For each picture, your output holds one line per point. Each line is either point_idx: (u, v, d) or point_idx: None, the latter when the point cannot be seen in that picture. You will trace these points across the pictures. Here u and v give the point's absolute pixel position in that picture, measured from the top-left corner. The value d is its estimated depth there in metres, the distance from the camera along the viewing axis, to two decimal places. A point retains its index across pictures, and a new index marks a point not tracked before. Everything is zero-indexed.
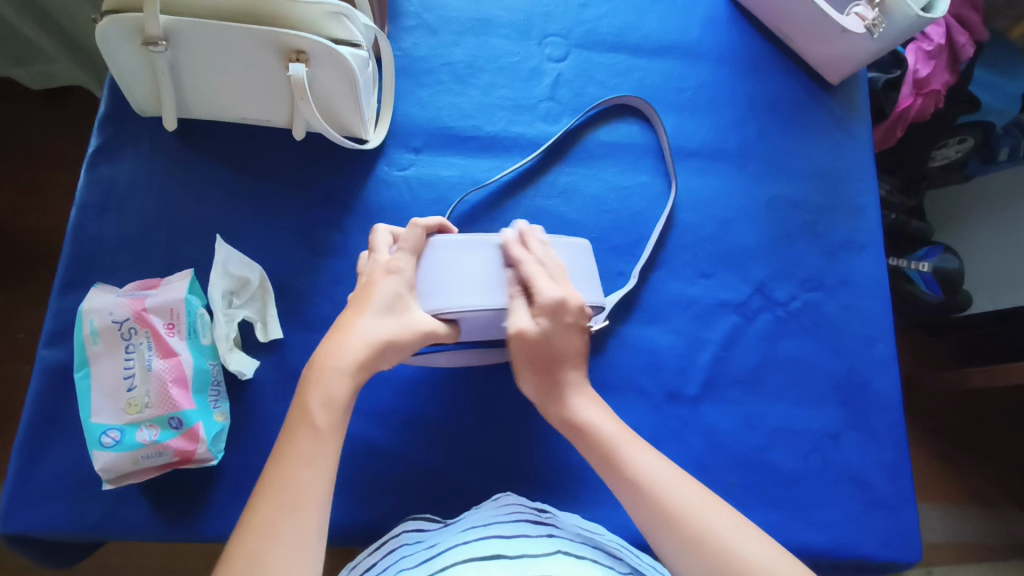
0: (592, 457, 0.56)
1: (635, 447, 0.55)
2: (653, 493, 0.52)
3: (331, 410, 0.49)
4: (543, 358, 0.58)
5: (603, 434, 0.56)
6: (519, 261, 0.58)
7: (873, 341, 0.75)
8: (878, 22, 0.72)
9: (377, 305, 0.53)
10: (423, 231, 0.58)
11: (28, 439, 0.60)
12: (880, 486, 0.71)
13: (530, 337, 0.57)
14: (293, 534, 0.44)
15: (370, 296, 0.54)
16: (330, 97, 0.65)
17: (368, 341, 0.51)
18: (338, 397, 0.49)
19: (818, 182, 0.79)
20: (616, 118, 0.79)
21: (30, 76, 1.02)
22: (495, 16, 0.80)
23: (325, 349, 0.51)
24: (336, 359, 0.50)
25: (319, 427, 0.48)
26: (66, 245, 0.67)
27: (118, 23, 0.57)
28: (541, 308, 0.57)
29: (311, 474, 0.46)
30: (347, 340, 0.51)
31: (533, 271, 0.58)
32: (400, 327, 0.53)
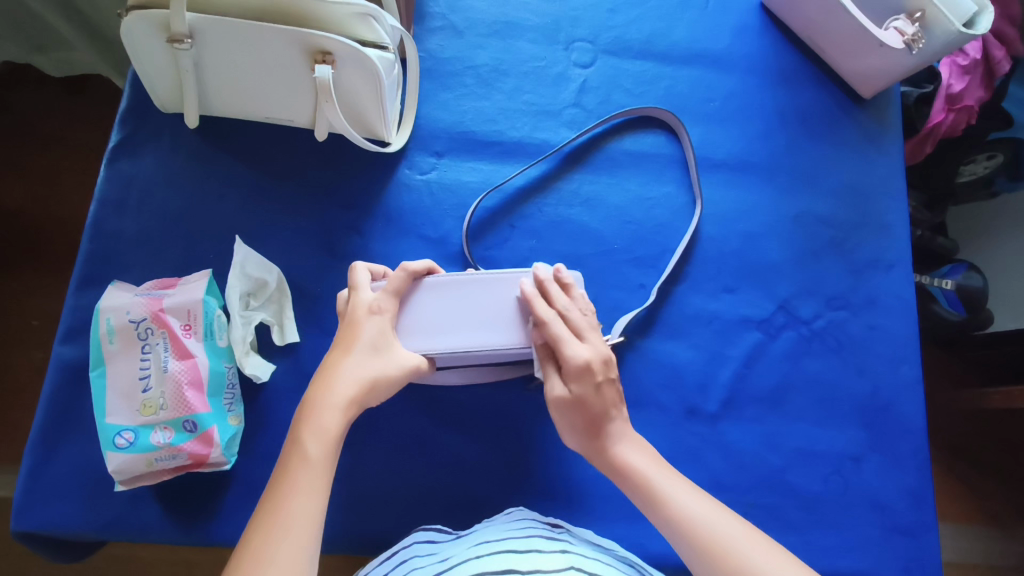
0: (633, 496, 0.53)
1: (672, 480, 0.52)
2: (690, 527, 0.48)
3: (325, 441, 0.48)
4: (583, 417, 0.55)
5: (641, 474, 0.53)
6: (546, 321, 0.55)
7: (899, 363, 0.73)
8: (918, 37, 0.70)
9: (363, 344, 0.53)
10: (410, 275, 0.56)
11: (41, 436, 0.60)
12: (902, 512, 0.69)
13: (567, 401, 0.54)
14: (288, 562, 0.42)
15: (355, 338, 0.53)
16: (354, 99, 0.64)
17: (359, 378, 0.51)
18: (332, 429, 0.49)
19: (847, 198, 0.78)
20: (641, 128, 0.77)
21: (51, 65, 1.01)
22: (522, 19, 0.78)
23: (314, 387, 0.51)
24: (328, 395, 0.50)
25: (310, 457, 0.47)
26: (84, 240, 0.66)
27: (144, 19, 0.56)
28: (572, 373, 0.54)
29: (307, 503, 0.45)
30: (336, 379, 0.51)
31: (562, 333, 0.55)
32: (388, 365, 0.53)
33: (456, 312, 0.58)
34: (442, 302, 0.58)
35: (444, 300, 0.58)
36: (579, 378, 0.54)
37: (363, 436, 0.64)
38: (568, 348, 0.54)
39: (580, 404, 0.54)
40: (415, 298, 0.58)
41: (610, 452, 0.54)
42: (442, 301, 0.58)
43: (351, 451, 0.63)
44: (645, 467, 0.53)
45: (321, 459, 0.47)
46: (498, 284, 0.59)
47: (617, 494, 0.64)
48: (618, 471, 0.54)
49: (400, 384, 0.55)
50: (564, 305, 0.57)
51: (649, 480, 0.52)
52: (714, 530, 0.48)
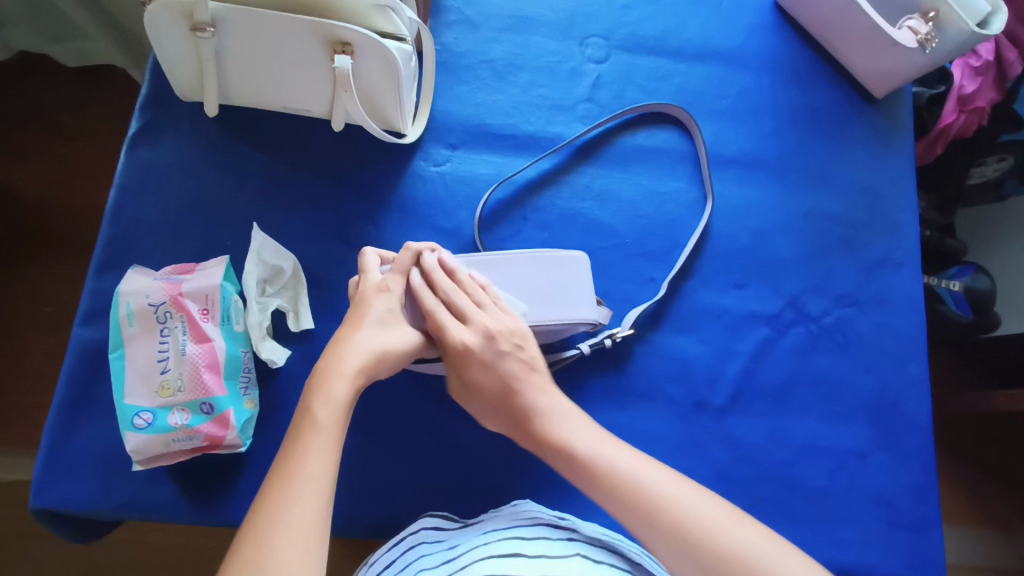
0: (562, 467, 0.54)
1: (593, 440, 0.54)
2: (633, 490, 0.51)
3: (335, 409, 0.49)
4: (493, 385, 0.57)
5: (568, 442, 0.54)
6: (433, 312, 0.57)
7: (906, 361, 0.74)
8: (932, 37, 0.71)
9: (372, 319, 0.55)
10: (415, 255, 0.59)
11: (61, 416, 0.61)
12: (907, 508, 0.70)
13: (477, 384, 0.57)
14: (302, 520, 0.43)
15: (364, 314, 0.55)
16: (372, 90, 0.65)
17: (367, 351, 0.53)
18: (340, 397, 0.50)
19: (857, 197, 0.78)
20: (654, 123, 0.78)
21: (66, 54, 1.02)
22: (538, 14, 0.79)
23: (324, 358, 0.52)
24: (337, 365, 0.51)
25: (320, 423, 0.48)
26: (104, 225, 0.67)
27: (167, 7, 0.57)
28: (468, 356, 0.56)
29: (318, 467, 0.46)
30: (344, 349, 0.52)
31: (447, 319, 0.57)
32: (397, 340, 0.55)
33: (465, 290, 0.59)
34: (450, 281, 0.59)
35: (451, 279, 0.60)
36: (482, 366, 0.57)
37: (376, 422, 0.65)
38: (463, 330, 0.57)
39: (473, 385, 0.57)
40: (421, 278, 0.59)
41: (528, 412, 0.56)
42: (449, 281, 0.60)
43: (363, 437, 0.64)
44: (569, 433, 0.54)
45: (332, 426, 0.48)
46: (497, 264, 0.63)
47: None
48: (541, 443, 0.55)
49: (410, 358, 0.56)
50: (447, 289, 0.58)
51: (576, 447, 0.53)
52: (655, 486, 0.51)
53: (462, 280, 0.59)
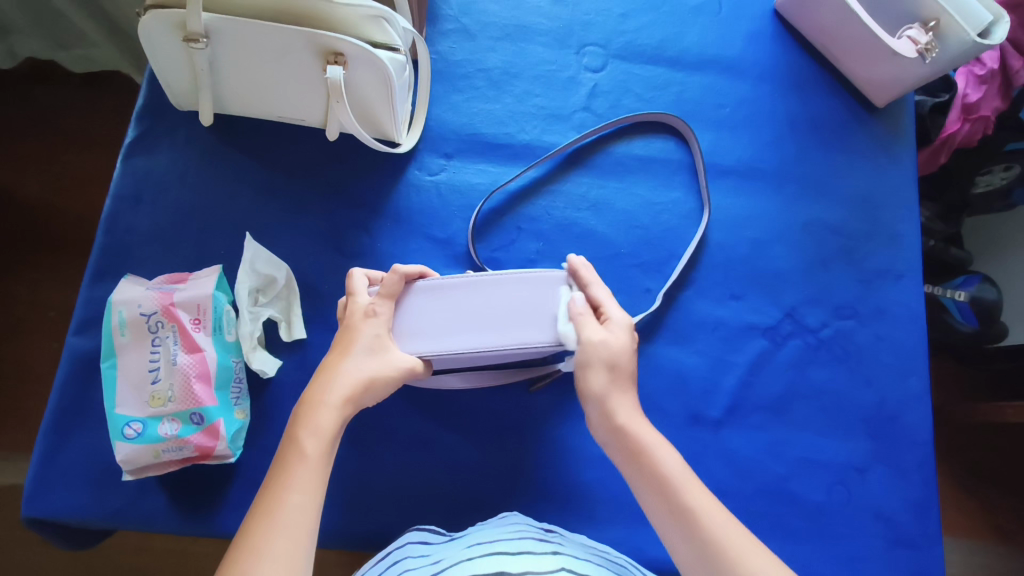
0: (646, 494, 0.52)
1: (696, 487, 0.51)
2: (713, 542, 0.47)
3: (320, 438, 0.49)
4: (627, 372, 0.56)
5: (669, 475, 0.51)
6: (588, 285, 0.58)
7: (906, 374, 0.73)
8: (932, 47, 0.70)
9: (360, 347, 0.54)
10: (402, 278, 0.57)
11: (53, 424, 0.61)
12: (907, 524, 0.69)
13: (609, 348, 0.55)
14: (284, 552, 0.43)
15: (353, 340, 0.55)
16: (364, 100, 0.65)
17: (356, 379, 0.53)
18: (327, 426, 0.50)
19: (856, 206, 0.77)
20: (650, 132, 0.77)
21: (71, 61, 1.02)
22: (534, 22, 0.79)
23: (314, 386, 0.52)
24: (326, 395, 0.51)
25: (309, 455, 0.48)
26: (99, 234, 0.67)
27: (161, 18, 0.58)
28: (613, 325, 0.56)
29: (305, 500, 0.46)
30: (333, 379, 0.52)
31: (603, 296, 0.58)
32: (384, 367, 0.54)
33: (448, 314, 0.58)
34: (435, 305, 0.58)
35: (438, 302, 0.58)
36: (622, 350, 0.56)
37: (367, 434, 0.65)
38: (610, 312, 0.57)
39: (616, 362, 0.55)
40: (409, 302, 0.58)
41: (629, 436, 0.53)
42: (436, 304, 0.58)
43: (355, 449, 0.64)
44: (668, 462, 0.52)
45: (320, 456, 0.48)
46: (487, 284, 0.58)
47: (618, 496, 0.65)
48: (629, 458, 0.53)
49: (388, 389, 0.55)
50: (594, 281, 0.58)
51: (662, 472, 0.51)
52: (735, 542, 0.47)
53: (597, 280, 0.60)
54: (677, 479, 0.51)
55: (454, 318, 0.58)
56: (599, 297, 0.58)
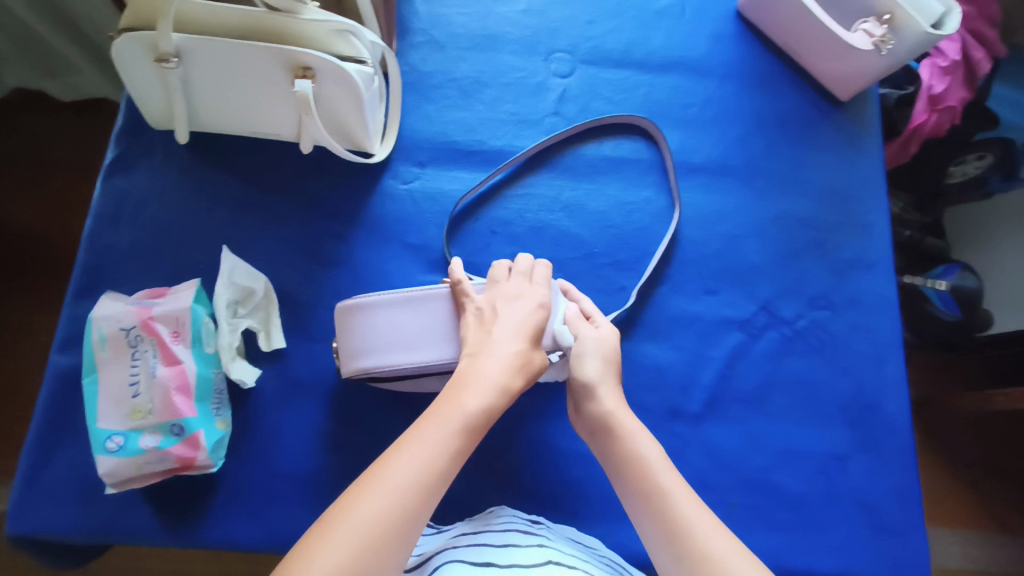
0: (617, 469, 0.54)
1: (669, 471, 0.53)
2: (668, 507, 0.50)
3: (487, 414, 0.52)
4: (615, 366, 0.59)
5: (643, 452, 0.54)
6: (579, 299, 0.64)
7: (882, 362, 0.74)
8: (887, 39, 0.72)
9: (510, 334, 0.56)
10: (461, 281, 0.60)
11: (38, 442, 0.62)
12: (890, 511, 0.69)
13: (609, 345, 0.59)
14: (403, 512, 0.45)
15: (527, 324, 0.57)
16: (335, 112, 0.66)
17: (514, 363, 0.54)
18: (496, 409, 0.52)
19: (826, 199, 0.79)
20: (620, 134, 0.79)
21: (59, 88, 1.05)
22: (502, 32, 0.80)
23: (477, 363, 0.54)
24: (496, 373, 0.53)
25: (473, 422, 0.51)
26: (80, 254, 0.69)
27: (133, 40, 0.59)
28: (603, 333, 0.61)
29: (441, 465, 0.48)
30: (487, 364, 0.54)
31: (592, 308, 0.64)
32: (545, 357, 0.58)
33: (403, 327, 0.60)
34: (394, 317, 0.60)
35: (397, 313, 0.60)
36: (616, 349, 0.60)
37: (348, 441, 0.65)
38: (606, 321, 0.62)
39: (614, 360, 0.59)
40: (368, 314, 0.60)
41: (609, 422, 0.55)
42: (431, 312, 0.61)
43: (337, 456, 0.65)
44: (653, 458, 0.53)
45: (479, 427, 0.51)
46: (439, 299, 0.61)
47: (600, 493, 0.65)
48: (615, 455, 0.55)
49: (536, 374, 0.56)
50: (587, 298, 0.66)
51: (647, 464, 0.53)
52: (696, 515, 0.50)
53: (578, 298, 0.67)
54: (650, 460, 0.53)
55: (410, 331, 0.60)
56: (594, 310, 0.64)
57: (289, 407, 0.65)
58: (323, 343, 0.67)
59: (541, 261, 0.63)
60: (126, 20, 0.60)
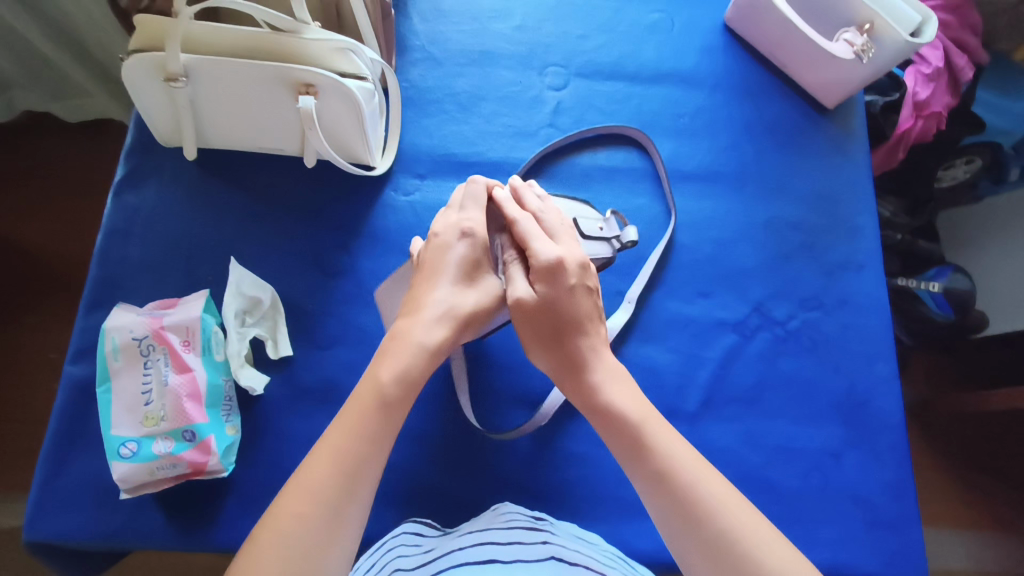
0: (614, 441, 0.54)
1: (666, 437, 0.53)
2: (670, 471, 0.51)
3: (405, 385, 0.52)
4: (561, 322, 0.57)
5: (632, 418, 0.54)
6: (515, 220, 0.59)
7: (874, 360, 0.76)
8: (867, 48, 0.75)
9: (437, 278, 0.57)
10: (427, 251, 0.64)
11: (53, 450, 0.64)
12: (884, 505, 0.71)
13: (529, 305, 0.56)
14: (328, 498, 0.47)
15: (445, 266, 0.58)
16: (338, 127, 0.69)
17: (437, 312, 0.56)
18: (414, 373, 0.53)
19: (815, 203, 0.81)
20: (614, 144, 0.81)
21: (65, 110, 1.09)
22: (498, 48, 0.83)
23: (406, 322, 0.56)
24: (419, 334, 0.54)
25: (388, 397, 0.51)
26: (93, 267, 0.71)
27: (144, 61, 0.62)
28: (539, 269, 0.57)
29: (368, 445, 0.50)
30: (411, 321, 0.55)
31: (531, 231, 0.59)
32: (479, 297, 0.58)
33: None
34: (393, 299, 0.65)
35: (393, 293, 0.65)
36: (548, 280, 0.57)
37: None
38: (539, 244, 0.58)
39: (549, 310, 0.56)
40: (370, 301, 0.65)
41: (600, 394, 0.55)
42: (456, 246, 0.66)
43: None
44: (650, 427, 0.53)
45: (396, 405, 0.52)
46: None
47: (601, 492, 0.67)
48: (612, 430, 0.54)
49: (470, 315, 0.57)
50: (538, 206, 0.62)
51: (642, 435, 0.53)
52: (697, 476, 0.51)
53: (535, 203, 0.62)
54: (644, 427, 0.53)
55: None
56: (529, 228, 0.59)
57: (297, 413, 0.67)
58: (329, 350, 0.69)
59: (478, 181, 0.62)
60: (137, 41, 0.62)
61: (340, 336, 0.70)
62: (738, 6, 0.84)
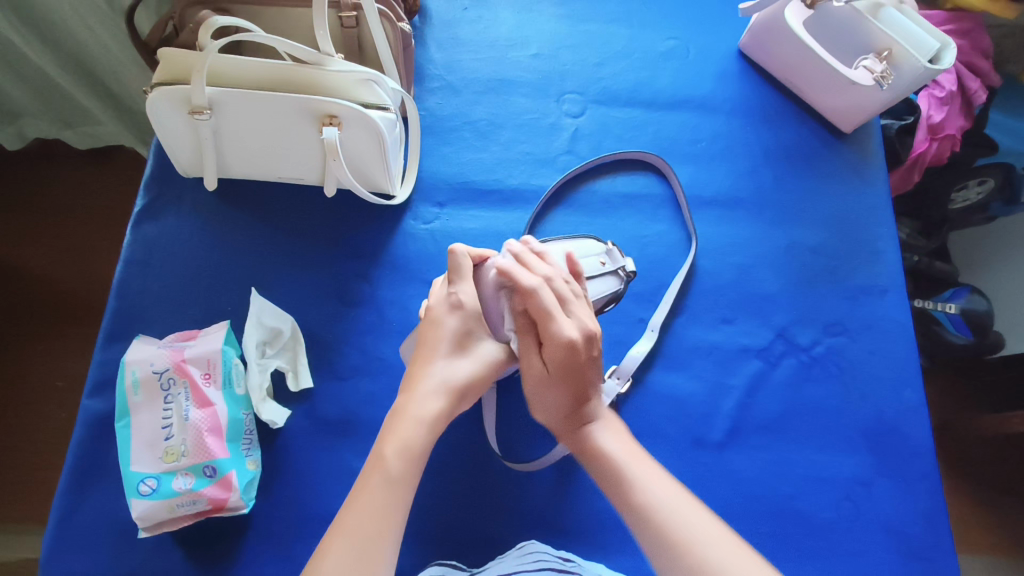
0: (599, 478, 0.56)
1: (646, 471, 0.55)
2: (648, 508, 0.53)
3: (407, 458, 0.52)
4: (575, 385, 0.58)
5: (615, 463, 0.56)
6: (538, 290, 0.57)
7: (901, 386, 0.74)
8: (887, 74, 0.75)
9: (444, 347, 0.58)
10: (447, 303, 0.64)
11: (69, 487, 0.63)
12: (918, 535, 0.69)
13: (547, 374, 0.57)
14: (350, 562, 0.46)
15: (439, 337, 0.58)
16: (359, 156, 0.69)
17: (438, 381, 0.56)
18: (415, 445, 0.53)
19: (835, 227, 0.80)
20: (631, 170, 0.81)
21: (77, 138, 1.10)
22: (516, 76, 0.84)
23: (404, 397, 0.56)
24: (415, 409, 0.54)
25: (392, 472, 0.51)
26: (111, 299, 0.70)
27: (169, 94, 0.62)
28: (558, 345, 0.56)
29: (382, 508, 0.49)
30: (416, 389, 0.56)
31: (553, 305, 0.57)
32: (474, 364, 0.58)
33: None
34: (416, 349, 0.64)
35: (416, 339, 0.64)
36: (565, 360, 0.57)
37: None
38: (557, 322, 0.57)
39: (563, 378, 0.58)
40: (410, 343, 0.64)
41: (591, 440, 0.58)
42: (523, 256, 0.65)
43: None
44: (625, 460, 0.56)
45: (402, 479, 0.51)
46: None
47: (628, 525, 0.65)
48: (596, 464, 0.57)
49: (482, 382, 0.58)
50: (547, 271, 0.60)
51: (621, 467, 0.56)
52: (677, 515, 0.52)
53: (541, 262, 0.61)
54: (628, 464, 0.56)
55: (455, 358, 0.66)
56: (547, 302, 0.57)
57: (319, 446, 0.66)
58: (350, 381, 0.68)
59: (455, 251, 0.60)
60: (161, 75, 0.63)
61: (361, 366, 0.69)
62: (753, 32, 0.85)
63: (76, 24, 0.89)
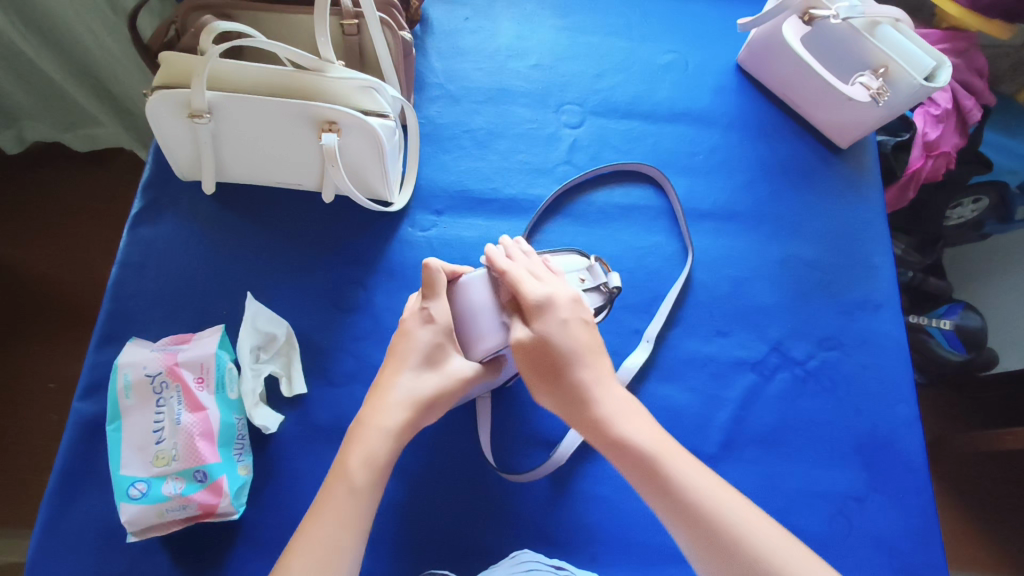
0: (630, 474, 0.54)
1: (677, 458, 0.54)
2: (692, 502, 0.51)
3: (372, 470, 0.52)
4: (553, 356, 0.56)
5: (644, 452, 0.53)
6: (505, 270, 0.59)
7: (895, 402, 0.74)
8: (883, 91, 0.76)
9: (416, 361, 0.56)
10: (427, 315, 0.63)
11: (59, 490, 0.62)
12: (910, 551, 0.69)
13: (528, 343, 0.56)
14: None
15: (411, 350, 0.57)
16: (358, 163, 0.69)
17: (408, 397, 0.55)
18: (380, 456, 0.53)
19: (830, 242, 0.81)
20: (629, 182, 0.81)
21: (75, 140, 1.10)
22: (515, 86, 0.84)
23: (372, 406, 0.55)
24: (382, 419, 0.54)
25: (356, 483, 0.51)
26: (105, 300, 0.70)
27: (168, 98, 0.62)
28: (532, 307, 0.57)
29: (348, 520, 0.50)
30: (383, 405, 0.55)
31: (521, 276, 0.59)
32: (442, 378, 0.56)
33: None
34: None
35: None
36: (541, 316, 0.57)
37: None
38: (527, 286, 0.58)
39: (545, 344, 0.56)
40: None
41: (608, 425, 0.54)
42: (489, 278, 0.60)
43: None
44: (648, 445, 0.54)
45: (368, 489, 0.51)
46: None
47: (621, 537, 0.65)
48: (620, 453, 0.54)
49: (446, 399, 0.57)
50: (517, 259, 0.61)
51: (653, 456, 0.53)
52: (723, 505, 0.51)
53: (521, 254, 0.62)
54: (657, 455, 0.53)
55: None
56: (517, 275, 0.58)
57: (310, 453, 0.65)
58: (345, 387, 0.68)
59: (429, 266, 0.58)
60: (161, 78, 0.63)
61: (356, 373, 0.69)
62: (751, 47, 0.86)
63: (78, 27, 0.89)
